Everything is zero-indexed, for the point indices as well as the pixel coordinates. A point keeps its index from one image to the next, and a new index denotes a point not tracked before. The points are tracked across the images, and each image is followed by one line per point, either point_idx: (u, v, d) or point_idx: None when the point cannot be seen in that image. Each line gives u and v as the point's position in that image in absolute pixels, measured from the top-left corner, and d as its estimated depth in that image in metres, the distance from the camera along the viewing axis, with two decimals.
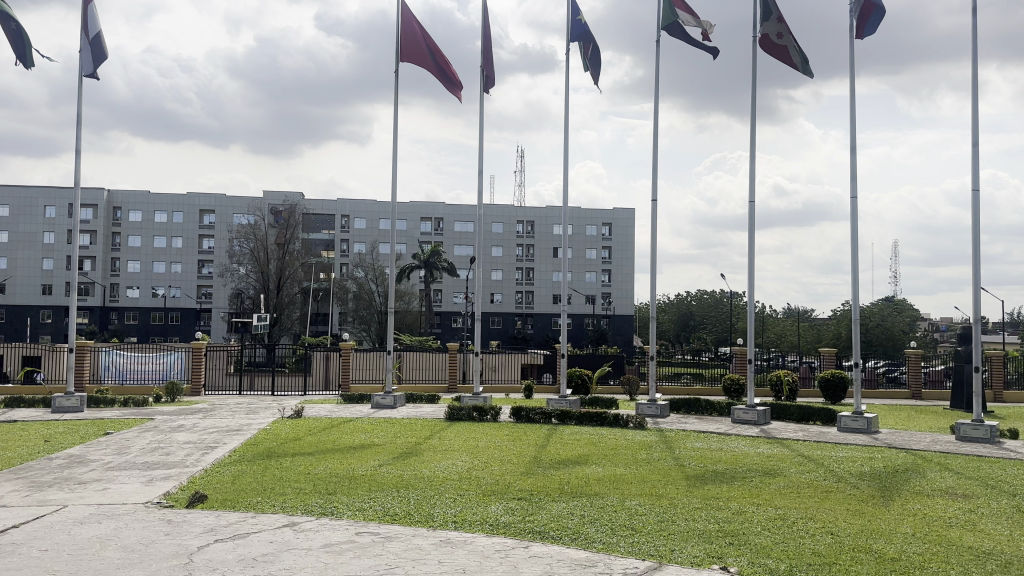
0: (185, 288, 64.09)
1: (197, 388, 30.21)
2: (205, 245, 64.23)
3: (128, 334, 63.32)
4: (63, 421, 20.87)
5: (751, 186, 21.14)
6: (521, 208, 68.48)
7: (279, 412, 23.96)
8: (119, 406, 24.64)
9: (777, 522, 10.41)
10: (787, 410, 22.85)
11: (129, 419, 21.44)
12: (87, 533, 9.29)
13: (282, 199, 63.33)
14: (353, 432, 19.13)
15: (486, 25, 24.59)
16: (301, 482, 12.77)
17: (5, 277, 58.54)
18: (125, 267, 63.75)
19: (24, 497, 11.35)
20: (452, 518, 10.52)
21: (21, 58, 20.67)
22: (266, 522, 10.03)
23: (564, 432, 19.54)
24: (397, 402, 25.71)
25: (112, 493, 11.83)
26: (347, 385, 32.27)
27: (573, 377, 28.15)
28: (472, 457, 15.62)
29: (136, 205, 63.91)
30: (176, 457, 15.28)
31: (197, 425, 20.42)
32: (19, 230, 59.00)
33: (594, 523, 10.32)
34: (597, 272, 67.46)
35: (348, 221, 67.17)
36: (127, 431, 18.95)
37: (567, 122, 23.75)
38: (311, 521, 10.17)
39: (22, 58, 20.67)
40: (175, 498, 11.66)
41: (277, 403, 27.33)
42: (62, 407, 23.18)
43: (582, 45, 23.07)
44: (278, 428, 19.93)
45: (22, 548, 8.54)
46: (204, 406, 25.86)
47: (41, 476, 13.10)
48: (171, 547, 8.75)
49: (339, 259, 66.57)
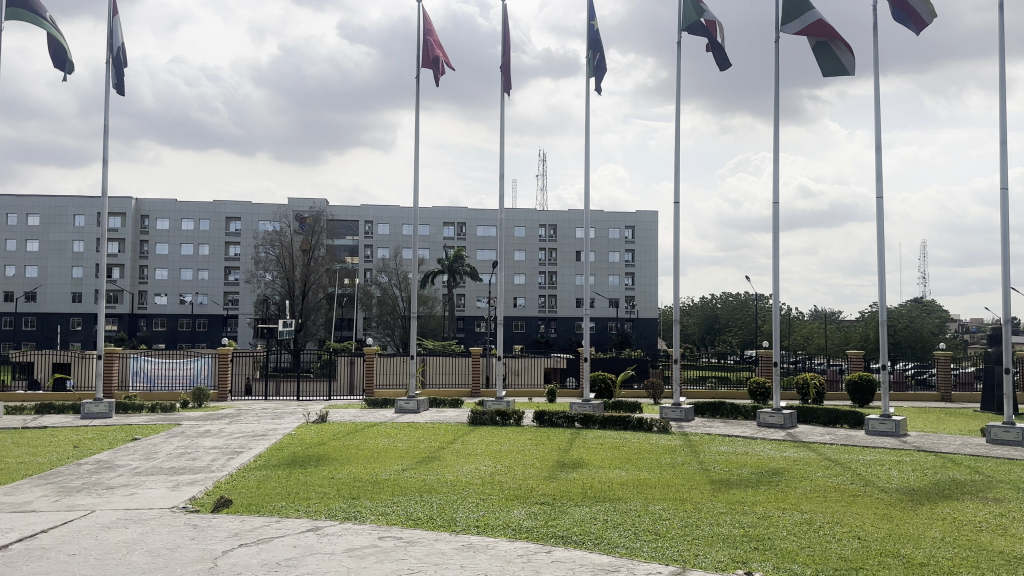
0: (211, 294, 64.96)
1: (224, 394, 30.64)
2: (231, 252, 65.02)
3: (156, 341, 64.17)
4: (92, 427, 21.24)
5: (776, 187, 21.03)
6: (543, 212, 68.53)
7: (304, 417, 24.20)
8: (147, 412, 25.02)
9: (803, 527, 10.31)
10: (814, 413, 22.58)
11: (157, 425, 21.69)
12: (113, 537, 9.47)
13: (307, 206, 63.88)
14: (376, 437, 19.21)
15: (507, 31, 24.71)
16: (325, 487, 12.89)
17: (36, 285, 59.73)
18: (153, 274, 64.81)
19: (54, 502, 11.57)
20: (475, 523, 10.55)
21: (59, 61, 21.09)
22: (289, 527, 10.13)
23: (588, 436, 19.46)
24: (421, 407, 25.81)
25: (138, 497, 12.02)
26: (371, 389, 32.44)
27: (597, 381, 28.12)
28: (494, 461, 15.68)
29: (163, 213, 64.95)
30: (203, 462, 15.50)
31: (224, 431, 20.62)
32: (50, 239, 60.17)
33: (618, 527, 10.30)
34: (620, 275, 67.23)
35: (371, 227, 67.47)
36: (155, 437, 19.18)
37: (587, 127, 23.79)
38: (335, 526, 10.27)
39: (60, 61, 21.09)
40: (201, 503, 11.81)
41: (301, 408, 27.62)
42: (91, 412, 23.53)
43: (592, 51, 23.06)
44: (302, 433, 20.04)
45: (51, 553, 8.71)
46: (230, 412, 26.06)
47: (70, 481, 13.35)
48: (196, 551, 8.87)
49: (363, 265, 66.93)
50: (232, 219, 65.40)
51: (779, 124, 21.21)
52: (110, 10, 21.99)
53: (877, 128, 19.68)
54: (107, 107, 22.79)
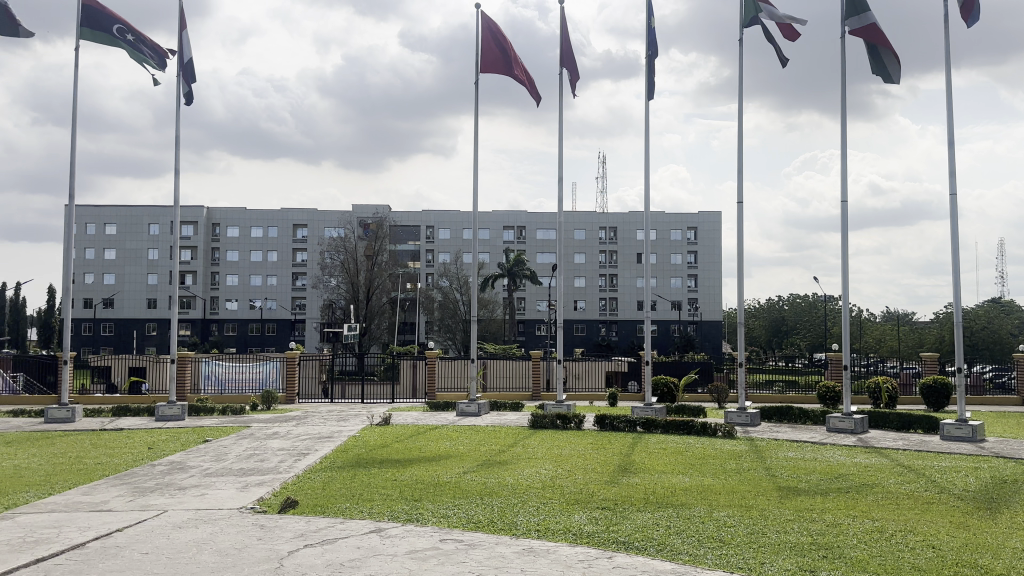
0: (279, 299, 66.76)
1: (292, 396, 31.39)
2: (298, 258, 66.73)
3: (228, 345, 66.19)
4: (168, 429, 22.09)
5: (843, 186, 20.41)
6: (603, 214, 68.18)
7: (368, 420, 24.58)
8: (218, 414, 25.86)
9: (873, 535, 9.96)
10: (886, 417, 21.77)
11: (227, 426, 22.41)
12: (185, 536, 9.80)
13: (370, 213, 65.15)
14: (438, 439, 19.42)
15: (564, 34, 24.67)
16: (388, 488, 13.08)
17: (113, 292, 62.35)
18: (225, 280, 66.89)
19: (129, 502, 12.05)
20: (536, 527, 10.53)
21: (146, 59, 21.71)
22: (354, 528, 10.32)
23: (650, 441, 19.25)
24: (482, 410, 25.93)
25: (209, 498, 12.42)
26: (433, 393, 32.81)
27: (659, 385, 27.85)
28: (556, 464, 15.64)
29: (234, 221, 67.05)
30: (272, 463, 15.93)
31: (292, 432, 21.15)
32: (126, 247, 62.73)
33: (681, 534, 10.13)
34: (682, 277, 66.30)
35: (433, 232, 68.33)
36: (226, 439, 19.81)
37: (648, 128, 23.64)
38: (397, 527, 10.41)
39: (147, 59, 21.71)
40: (268, 503, 12.12)
41: (366, 411, 28.10)
42: (165, 415, 24.50)
43: (650, 51, 22.81)
44: (367, 435, 20.47)
45: (125, 551, 9.06)
46: (297, 413, 26.74)
47: (145, 482, 13.89)
48: (263, 551, 9.11)
49: (425, 270, 67.82)
50: (299, 226, 67.11)
51: (844, 120, 20.60)
52: (180, 26, 22.82)
53: (951, 122, 18.93)
54: (179, 118, 23.61)
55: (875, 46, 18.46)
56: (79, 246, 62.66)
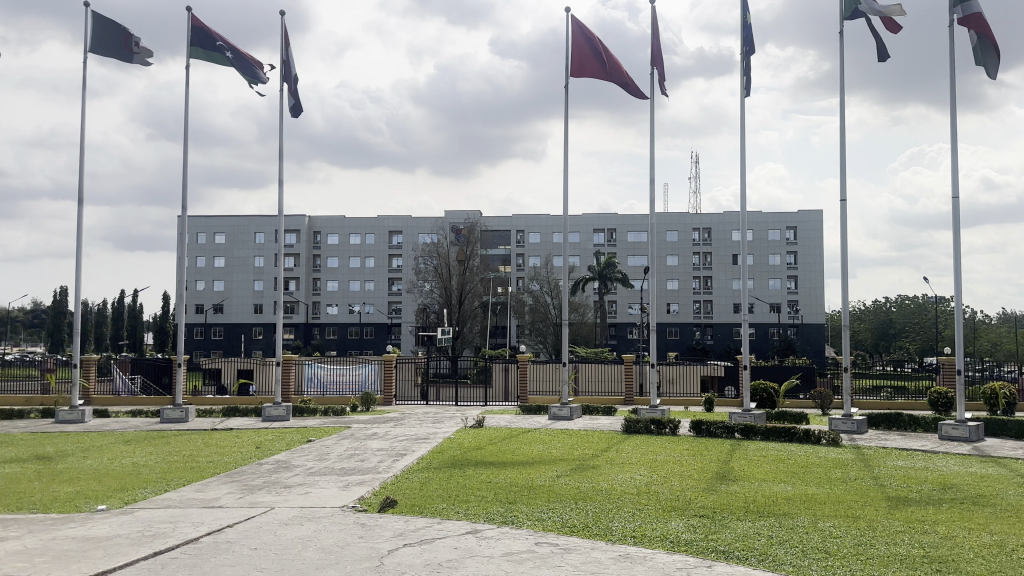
0: (376, 303, 68.64)
1: (389, 398, 32.16)
2: (394, 264, 68.45)
3: (329, 348, 68.54)
4: (273, 429, 23.06)
5: (956, 180, 19.24)
6: (697, 215, 66.71)
7: (462, 422, 24.92)
8: (320, 415, 26.82)
9: (995, 550, 9.29)
10: (1006, 425, 20.33)
11: (329, 427, 23.19)
12: (291, 533, 10.17)
13: (462, 219, 66.11)
14: (531, 442, 19.45)
15: (657, 34, 24.33)
16: (484, 490, 13.17)
17: (223, 298, 65.67)
18: (326, 286, 69.31)
19: (239, 499, 12.62)
20: (631, 533, 10.36)
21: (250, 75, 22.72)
22: (450, 529, 10.45)
23: (749, 448, 18.65)
24: (574, 414, 25.84)
25: (313, 496, 12.86)
26: (525, 396, 32.93)
27: (757, 390, 27.04)
28: (650, 470, 15.37)
29: (333, 228, 69.41)
30: (371, 463, 16.37)
31: (390, 433, 21.69)
32: (234, 255, 65.97)
33: (783, 544, 9.75)
34: (781, 279, 64.07)
35: (524, 236, 68.70)
36: (327, 438, 20.52)
37: (744, 127, 23.01)
38: (493, 529, 10.48)
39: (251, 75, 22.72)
40: (369, 502, 12.44)
41: (460, 413, 28.49)
42: (271, 415, 25.60)
43: (745, 47, 22.19)
44: (461, 437, 20.73)
45: (236, 546, 9.48)
46: (394, 415, 27.36)
47: (253, 479, 14.53)
48: (364, 550, 9.32)
49: (516, 274, 68.28)
50: (394, 232, 68.81)
51: (956, 111, 19.44)
52: (284, 43, 23.80)
53: None
54: (283, 130, 24.62)
55: (981, 37, 17.38)
56: (192, 254, 66.28)
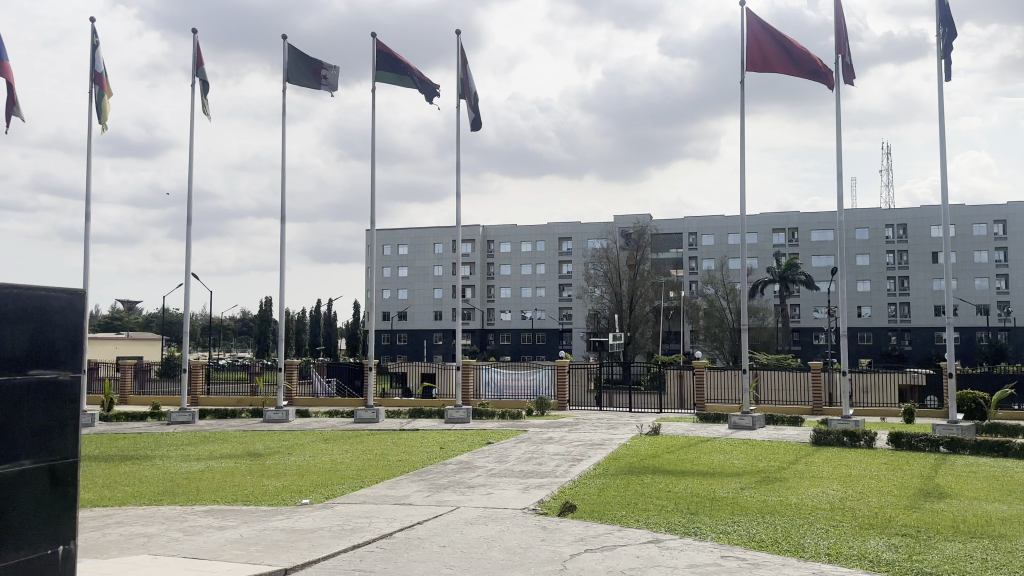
0: (548, 310, 69.55)
1: (563, 403, 32.42)
2: (565, 270, 69.04)
3: (503, 354, 70.35)
4: (455, 431, 23.98)
5: None
6: (889, 210, 61.48)
7: (637, 429, 24.58)
8: (498, 418, 27.56)
9: None
10: None
11: (507, 430, 23.74)
12: (476, 533, 10.48)
13: (632, 223, 65.38)
14: (711, 452, 18.77)
15: (841, 19, 22.77)
16: (664, 499, 12.86)
17: (406, 305, 69.34)
18: (499, 293, 71.10)
19: (426, 497, 13.21)
20: (825, 550, 9.66)
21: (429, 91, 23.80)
22: (631, 537, 10.30)
23: (958, 463, 16.83)
24: (756, 423, 24.66)
25: (495, 497, 13.20)
26: (702, 404, 31.90)
27: (966, 401, 24.42)
28: (844, 485, 14.29)
29: (506, 237, 71.15)
30: (548, 467, 16.55)
31: (566, 438, 21.83)
32: (415, 265, 69.53)
33: (1006, 570, 8.65)
34: (991, 278, 57.53)
35: (697, 238, 66.74)
36: (506, 441, 21.02)
37: (943, 112, 20.95)
38: (675, 539, 10.19)
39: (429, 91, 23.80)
40: (548, 506, 12.54)
41: (635, 420, 28.10)
42: (453, 418, 26.62)
43: (944, 26, 20.21)
44: (638, 444, 20.43)
45: (426, 543, 9.91)
46: (569, 420, 27.52)
47: (439, 478, 15.17)
48: (547, 553, 9.40)
49: (689, 277, 66.55)
50: (565, 239, 69.35)
51: None
52: (461, 61, 24.76)
53: None
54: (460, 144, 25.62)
55: None
56: (379, 265, 70.65)
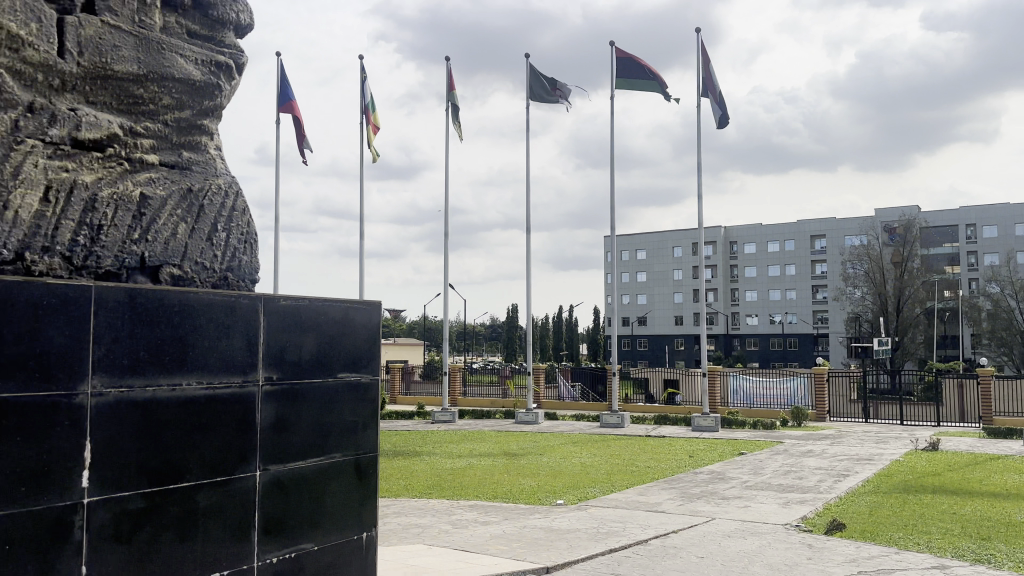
0: (800, 313, 65.00)
1: (821, 414, 30.09)
2: (818, 270, 64.21)
3: (751, 360, 66.95)
4: (704, 439, 23.27)
5: None
6: None
7: (911, 443, 22.09)
8: (749, 427, 26.31)
9: None
10: None
11: (760, 441, 22.55)
12: (735, 546, 10.03)
13: (896, 216, 59.22)
14: (1005, 471, 16.29)
15: None
16: (949, 522, 11.35)
17: (646, 311, 68.67)
18: (744, 296, 67.75)
19: (679, 506, 12.93)
20: None
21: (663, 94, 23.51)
22: (913, 561, 9.21)
23: None
24: None
25: (752, 510, 12.57)
26: (991, 418, 27.88)
27: None
28: None
29: (750, 238, 67.62)
30: (809, 481, 15.42)
31: (827, 451, 20.22)
32: (654, 269, 68.42)
33: None
34: None
35: (976, 229, 58.74)
36: (759, 452, 19.99)
37: None
38: (967, 567, 8.94)
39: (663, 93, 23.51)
40: (814, 523, 11.68)
41: (908, 434, 25.29)
42: (701, 426, 25.82)
43: None
44: (913, 460, 18.33)
45: (683, 552, 9.68)
46: (830, 432, 25.49)
47: (691, 487, 14.80)
48: (815, 572, 8.72)
49: (968, 275, 59.23)
50: (817, 236, 64.51)
51: None
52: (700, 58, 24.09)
53: None
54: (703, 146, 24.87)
55: None
56: (619, 271, 70.78)
